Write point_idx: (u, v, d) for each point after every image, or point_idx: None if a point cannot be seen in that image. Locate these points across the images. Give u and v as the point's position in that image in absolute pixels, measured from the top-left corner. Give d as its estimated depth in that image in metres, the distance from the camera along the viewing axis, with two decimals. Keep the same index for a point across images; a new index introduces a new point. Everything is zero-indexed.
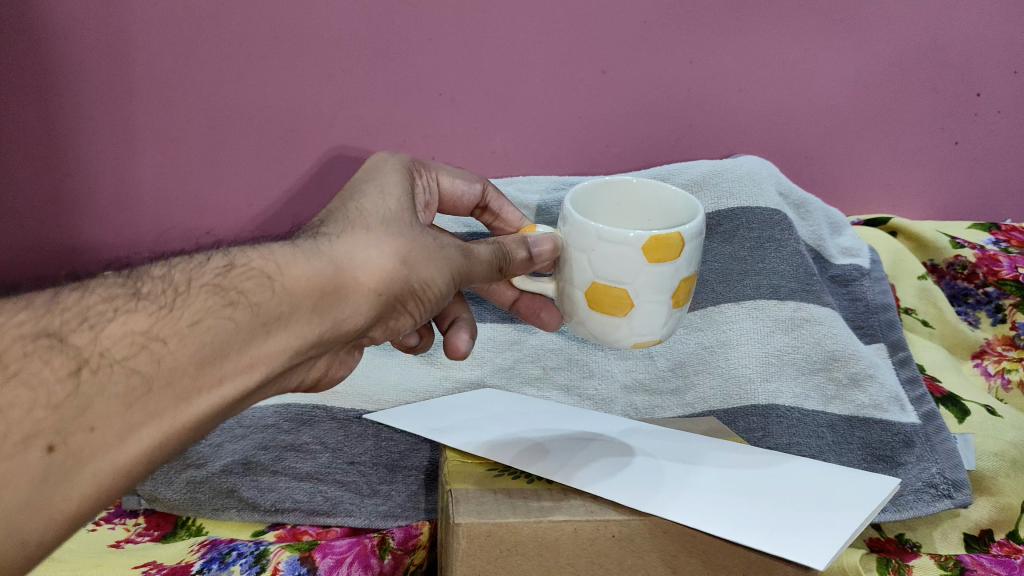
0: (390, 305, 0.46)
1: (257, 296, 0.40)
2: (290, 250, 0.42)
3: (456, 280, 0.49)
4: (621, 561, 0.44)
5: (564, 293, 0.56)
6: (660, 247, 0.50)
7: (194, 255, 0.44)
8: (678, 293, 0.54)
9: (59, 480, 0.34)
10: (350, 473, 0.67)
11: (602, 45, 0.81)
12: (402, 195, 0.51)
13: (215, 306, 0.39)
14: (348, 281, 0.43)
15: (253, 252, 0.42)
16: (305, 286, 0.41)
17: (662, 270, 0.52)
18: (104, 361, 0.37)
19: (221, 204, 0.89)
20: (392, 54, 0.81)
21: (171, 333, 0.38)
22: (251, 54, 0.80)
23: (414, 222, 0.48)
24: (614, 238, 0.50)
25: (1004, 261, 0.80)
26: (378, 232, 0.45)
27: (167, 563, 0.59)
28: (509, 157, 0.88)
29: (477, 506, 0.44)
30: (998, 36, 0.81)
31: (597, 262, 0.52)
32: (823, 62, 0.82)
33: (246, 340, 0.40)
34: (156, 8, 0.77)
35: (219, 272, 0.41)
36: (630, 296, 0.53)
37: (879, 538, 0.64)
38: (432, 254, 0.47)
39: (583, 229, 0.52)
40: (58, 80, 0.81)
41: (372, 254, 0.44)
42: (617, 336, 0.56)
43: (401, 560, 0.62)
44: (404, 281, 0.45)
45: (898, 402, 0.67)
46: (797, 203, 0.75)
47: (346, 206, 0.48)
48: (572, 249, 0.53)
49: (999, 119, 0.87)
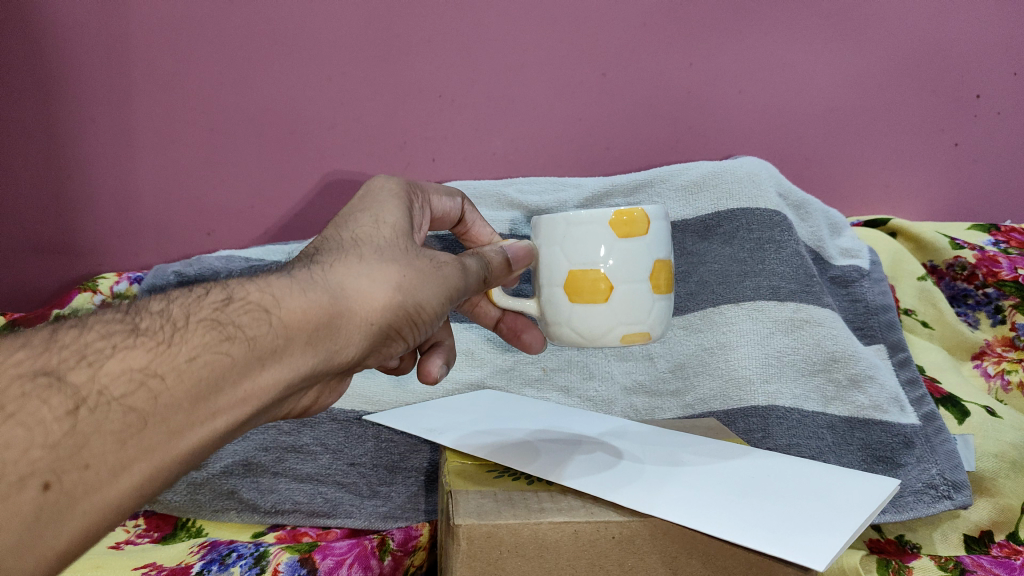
0: (384, 335, 0.43)
1: (255, 331, 0.38)
2: (288, 281, 0.40)
3: (448, 302, 0.47)
4: (621, 562, 0.43)
5: (546, 297, 0.57)
6: (627, 222, 0.53)
7: (192, 288, 0.41)
8: (656, 277, 0.55)
9: (50, 518, 0.31)
10: (350, 475, 0.67)
11: (602, 47, 0.82)
12: (403, 222, 0.49)
13: (211, 342, 0.37)
14: (344, 311, 0.41)
15: (251, 284, 0.40)
16: (301, 319, 0.39)
17: (633, 248, 0.53)
18: (102, 399, 0.34)
19: (217, 206, 0.86)
20: (394, 55, 0.82)
21: (169, 369, 0.35)
22: (256, 55, 0.82)
23: (410, 248, 0.46)
24: (579, 219, 0.53)
25: (1004, 261, 0.79)
26: (371, 260, 0.43)
27: (167, 564, 0.58)
28: (509, 159, 0.86)
29: (477, 508, 0.43)
30: (986, 40, 0.84)
31: (569, 249, 0.54)
32: (822, 65, 0.84)
33: (242, 374, 0.37)
34: (169, 12, 0.80)
35: (217, 306, 0.39)
36: (607, 278, 0.53)
37: (879, 539, 0.65)
38: (427, 276, 0.45)
39: (554, 222, 0.55)
40: (68, 81, 0.83)
41: (365, 282, 0.42)
42: (606, 330, 0.55)
43: (401, 561, 0.61)
44: (401, 311, 0.43)
45: (898, 403, 0.67)
46: (797, 204, 0.75)
47: (339, 234, 0.46)
48: (548, 250, 0.56)
49: (999, 121, 0.87)
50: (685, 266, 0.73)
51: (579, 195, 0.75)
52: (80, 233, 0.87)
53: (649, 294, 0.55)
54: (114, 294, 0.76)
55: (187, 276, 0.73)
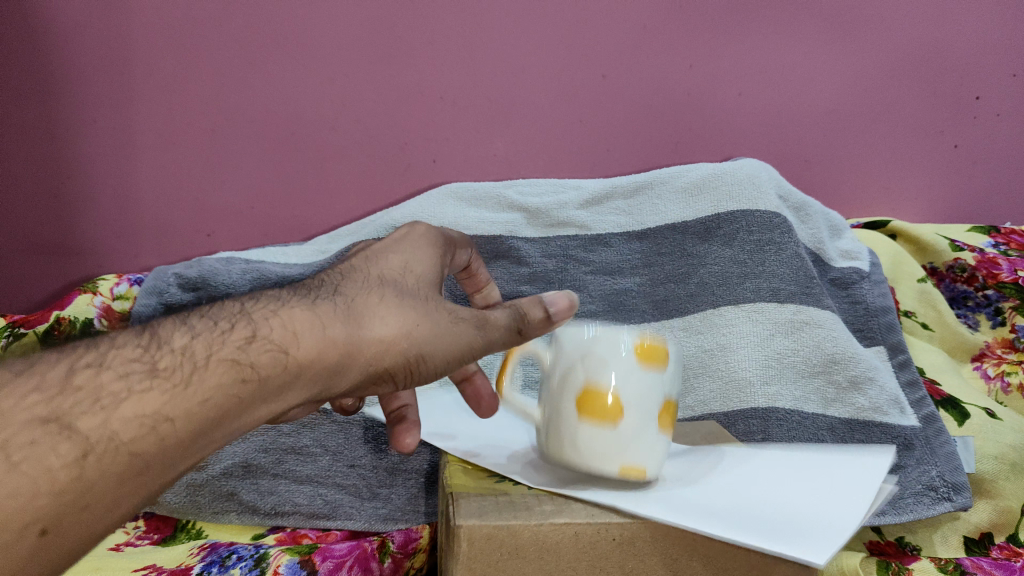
0: (389, 381, 0.43)
1: (269, 371, 0.38)
2: (310, 321, 0.39)
3: (461, 358, 0.45)
4: (622, 564, 0.43)
5: (555, 410, 0.51)
6: (648, 351, 0.49)
7: (208, 316, 0.40)
8: (668, 410, 0.51)
9: (47, 556, 0.33)
10: (349, 476, 0.67)
11: (602, 49, 0.82)
12: (429, 269, 0.47)
13: (227, 382, 0.37)
14: (356, 359, 0.40)
15: (271, 321, 0.39)
16: (314, 365, 0.39)
17: (649, 387, 0.49)
18: (113, 445, 0.34)
19: (219, 207, 0.87)
20: (395, 57, 0.82)
21: (181, 413, 0.36)
22: (255, 57, 0.81)
23: (431, 297, 0.44)
24: (604, 334, 0.49)
25: (1003, 264, 0.79)
26: (392, 308, 0.42)
27: (167, 565, 0.58)
28: (509, 161, 0.87)
29: (477, 510, 0.43)
30: (987, 43, 0.84)
31: (587, 369, 0.49)
32: (823, 67, 0.84)
33: (246, 410, 0.38)
34: (163, 14, 0.79)
35: (237, 346, 0.38)
36: (620, 404, 0.48)
37: (879, 541, 0.64)
38: (444, 329, 0.43)
39: (574, 330, 0.51)
40: (66, 81, 0.82)
41: (382, 331, 0.41)
42: (608, 457, 0.48)
43: (400, 564, 0.62)
44: (411, 362, 0.42)
45: (899, 404, 0.66)
46: (797, 206, 0.75)
47: (367, 271, 0.44)
48: (556, 383, 0.51)
49: (999, 122, 0.87)
50: (685, 267, 0.73)
51: (579, 197, 0.76)
52: (80, 233, 0.87)
53: (657, 434, 0.50)
54: (114, 296, 0.76)
55: (187, 277, 0.73)
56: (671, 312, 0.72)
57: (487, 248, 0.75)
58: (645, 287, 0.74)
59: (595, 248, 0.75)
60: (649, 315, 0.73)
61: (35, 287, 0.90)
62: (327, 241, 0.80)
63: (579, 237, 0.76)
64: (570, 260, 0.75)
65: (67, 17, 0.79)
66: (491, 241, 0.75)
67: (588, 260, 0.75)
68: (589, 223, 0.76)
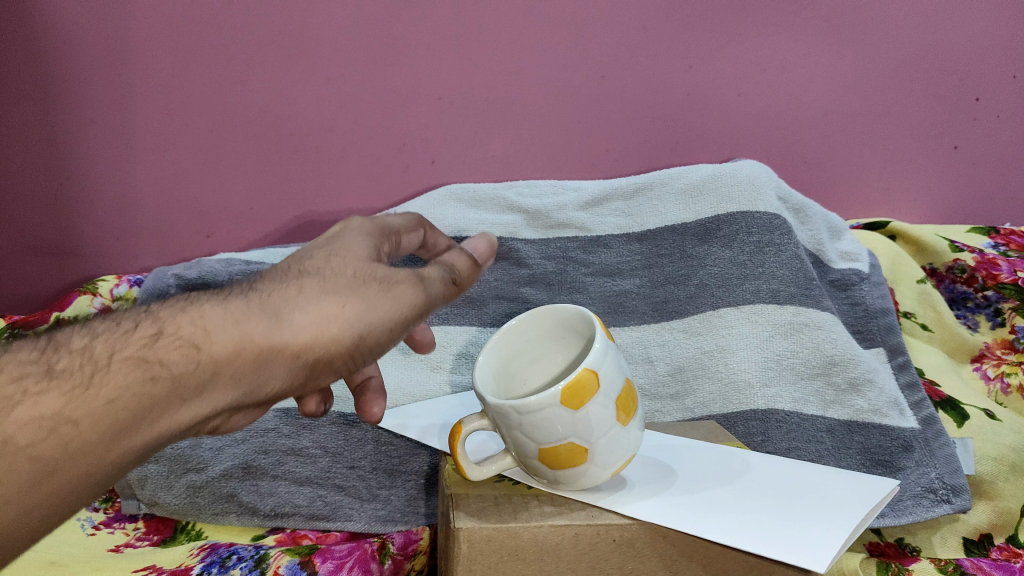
0: (317, 370, 0.42)
1: (180, 367, 0.38)
2: (220, 313, 0.39)
3: (400, 327, 0.44)
4: (622, 565, 0.44)
5: (522, 466, 0.46)
6: (575, 390, 0.43)
7: (118, 317, 0.40)
8: (622, 402, 0.45)
9: None
10: (350, 478, 0.66)
11: (602, 49, 0.82)
12: (361, 252, 0.45)
13: (134, 381, 0.37)
14: (274, 348, 0.40)
15: (181, 317, 0.39)
16: (229, 357, 0.39)
17: (595, 410, 0.43)
18: (8, 448, 0.35)
19: (219, 207, 0.88)
20: (393, 57, 0.81)
21: (83, 414, 0.36)
22: (252, 57, 0.81)
23: (360, 273, 0.43)
24: (530, 405, 0.42)
25: (1003, 265, 0.79)
26: (314, 293, 0.41)
27: (167, 566, 0.58)
28: (509, 161, 0.87)
29: (477, 511, 0.43)
30: (990, 43, 0.83)
31: (533, 434, 0.43)
32: (822, 69, 0.84)
33: (164, 409, 0.38)
34: (157, 14, 0.78)
35: (143, 343, 0.38)
36: (582, 445, 0.44)
37: (879, 542, 0.64)
38: (375, 303, 0.42)
39: (498, 410, 0.43)
40: (63, 83, 0.82)
41: (302, 318, 0.40)
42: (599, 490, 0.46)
43: (400, 565, 0.62)
44: (338, 345, 0.41)
45: (898, 407, 0.67)
46: (797, 207, 0.75)
47: (291, 266, 0.43)
48: (514, 446, 0.45)
49: (999, 123, 0.87)
50: (685, 269, 0.73)
51: (579, 198, 0.76)
52: (80, 234, 0.88)
53: (620, 431, 0.45)
54: (115, 298, 0.76)
55: (186, 278, 0.73)
56: (671, 313, 0.72)
57: None
58: (645, 288, 0.73)
59: (595, 250, 0.75)
60: (649, 316, 0.73)
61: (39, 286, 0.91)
62: None
63: (578, 239, 0.76)
64: (570, 262, 0.75)
65: (61, 17, 0.79)
66: None
67: (587, 262, 0.75)
68: (589, 225, 0.76)
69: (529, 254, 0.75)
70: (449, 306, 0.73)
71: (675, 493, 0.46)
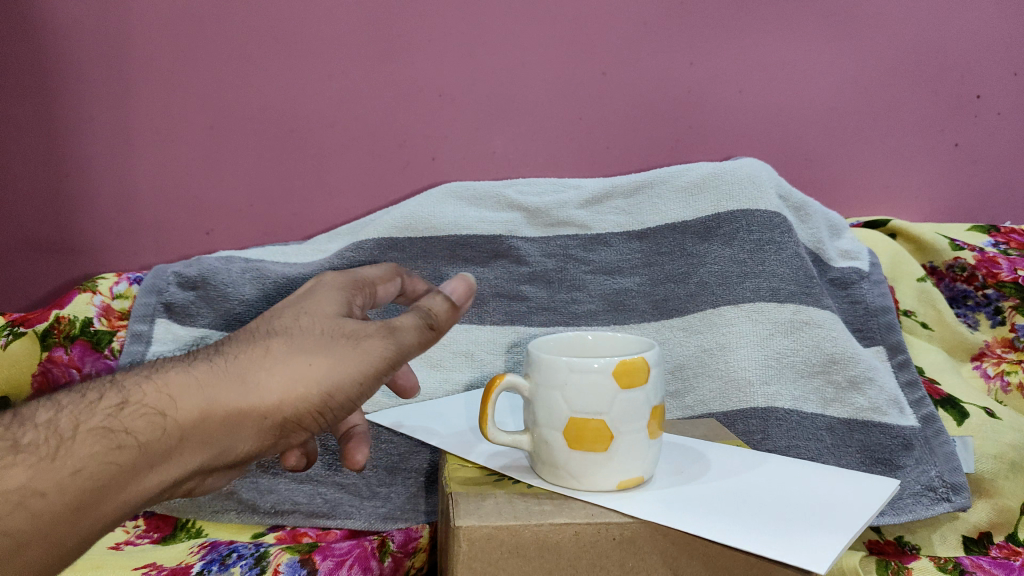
0: (286, 429, 0.42)
1: (145, 436, 0.39)
2: (184, 378, 0.41)
3: (371, 381, 0.44)
4: (622, 562, 0.43)
5: (540, 440, 0.48)
6: (629, 371, 0.46)
7: (86, 388, 0.41)
8: (654, 418, 0.48)
9: None
10: (349, 475, 0.67)
11: (603, 47, 0.83)
12: (330, 305, 0.46)
13: (100, 451, 0.39)
14: (238, 412, 0.40)
15: (146, 385, 0.40)
16: (194, 421, 0.40)
17: (635, 399, 0.46)
18: None
19: (216, 203, 0.85)
20: (395, 54, 0.82)
21: (51, 485, 0.38)
22: (257, 54, 0.82)
23: (328, 329, 0.43)
24: (581, 368, 0.46)
25: (1003, 263, 0.80)
26: (277, 353, 0.42)
27: (167, 564, 0.57)
28: (508, 159, 0.86)
29: (477, 510, 0.43)
30: (976, 45, 0.87)
31: (571, 398, 0.46)
32: (823, 63, 0.86)
33: (131, 477, 0.39)
34: (171, 11, 0.81)
35: (109, 413, 0.40)
36: (610, 427, 0.46)
37: (879, 540, 0.64)
38: (343, 360, 0.43)
39: (550, 364, 0.47)
40: (67, 79, 0.82)
41: (265, 380, 0.41)
42: (599, 480, 0.46)
43: (400, 563, 0.61)
44: (306, 405, 0.42)
45: (897, 405, 0.67)
46: (797, 205, 0.75)
47: (258, 326, 0.44)
48: (543, 397, 0.47)
49: (999, 121, 0.89)
50: (685, 267, 0.72)
51: (579, 196, 0.76)
52: (79, 231, 0.86)
53: (648, 440, 0.47)
54: (114, 295, 0.75)
55: (186, 276, 0.73)
56: (672, 311, 0.72)
57: (487, 248, 0.75)
58: (645, 286, 0.73)
59: (595, 248, 0.75)
60: (649, 314, 0.72)
61: (21, 287, 0.87)
62: (326, 240, 0.80)
63: (578, 236, 0.75)
64: (570, 260, 0.75)
65: (74, 15, 0.81)
66: (491, 240, 0.75)
67: (588, 260, 0.75)
68: (589, 222, 0.76)
69: (529, 252, 0.75)
70: None
71: (680, 496, 0.46)
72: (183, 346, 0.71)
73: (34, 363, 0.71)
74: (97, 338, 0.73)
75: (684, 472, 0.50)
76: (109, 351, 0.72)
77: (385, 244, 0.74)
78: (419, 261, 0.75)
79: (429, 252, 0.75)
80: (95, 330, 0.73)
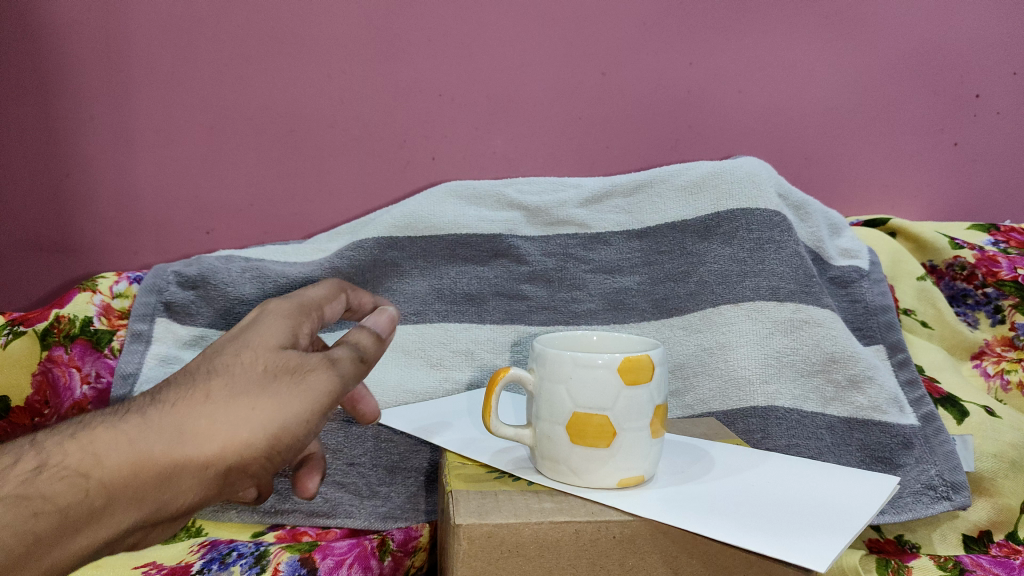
0: (230, 477, 0.40)
1: (74, 496, 0.37)
2: (114, 434, 0.39)
3: (317, 418, 0.42)
4: (622, 561, 0.43)
5: (542, 433, 0.48)
6: (633, 368, 0.46)
7: (10, 447, 0.39)
8: (656, 416, 0.47)
9: None
10: (350, 474, 0.66)
11: (603, 46, 0.83)
12: (272, 339, 0.44)
13: (24, 516, 0.36)
14: (174, 465, 0.38)
15: (74, 443, 0.38)
16: (127, 478, 0.38)
17: (639, 397, 0.46)
18: None
19: (215, 203, 0.85)
20: (394, 54, 0.82)
21: None
22: (257, 53, 0.82)
23: (268, 368, 0.42)
24: (587, 363, 0.46)
25: (1003, 261, 0.80)
26: (213, 399, 0.40)
27: (167, 563, 0.57)
28: (508, 159, 0.86)
29: (477, 508, 0.43)
30: (975, 45, 0.87)
31: (575, 394, 0.46)
32: (823, 63, 0.86)
33: (61, 538, 0.37)
34: (170, 11, 0.81)
35: (33, 474, 0.37)
36: (612, 424, 0.45)
37: (879, 539, 0.64)
38: (286, 400, 0.41)
39: (557, 357, 0.47)
40: (67, 79, 0.83)
41: (202, 429, 0.39)
42: (600, 477, 0.46)
43: (401, 562, 0.62)
44: (248, 451, 0.40)
45: (897, 403, 0.67)
46: (796, 204, 0.75)
47: (198, 368, 0.42)
48: (546, 391, 0.47)
49: (999, 120, 0.89)
50: (686, 266, 0.72)
51: (579, 195, 0.76)
52: (80, 230, 0.86)
53: (648, 439, 0.46)
54: (114, 295, 0.76)
55: (187, 275, 0.73)
56: (672, 310, 0.72)
57: (487, 247, 0.75)
58: (645, 285, 0.73)
59: (595, 247, 0.75)
60: (649, 313, 0.72)
61: (21, 288, 0.87)
62: (326, 240, 0.80)
63: (578, 235, 0.75)
64: (570, 259, 0.75)
65: (74, 15, 0.81)
66: (491, 239, 0.75)
67: (588, 259, 0.75)
68: (589, 221, 0.76)
69: (529, 251, 0.75)
70: (449, 304, 0.73)
71: (682, 495, 0.46)
72: (184, 347, 0.72)
73: (35, 362, 0.71)
74: (97, 336, 0.73)
75: (685, 471, 0.50)
76: (109, 350, 0.73)
77: (385, 243, 0.74)
78: (419, 261, 0.75)
79: (429, 251, 0.75)
80: (95, 329, 0.73)
